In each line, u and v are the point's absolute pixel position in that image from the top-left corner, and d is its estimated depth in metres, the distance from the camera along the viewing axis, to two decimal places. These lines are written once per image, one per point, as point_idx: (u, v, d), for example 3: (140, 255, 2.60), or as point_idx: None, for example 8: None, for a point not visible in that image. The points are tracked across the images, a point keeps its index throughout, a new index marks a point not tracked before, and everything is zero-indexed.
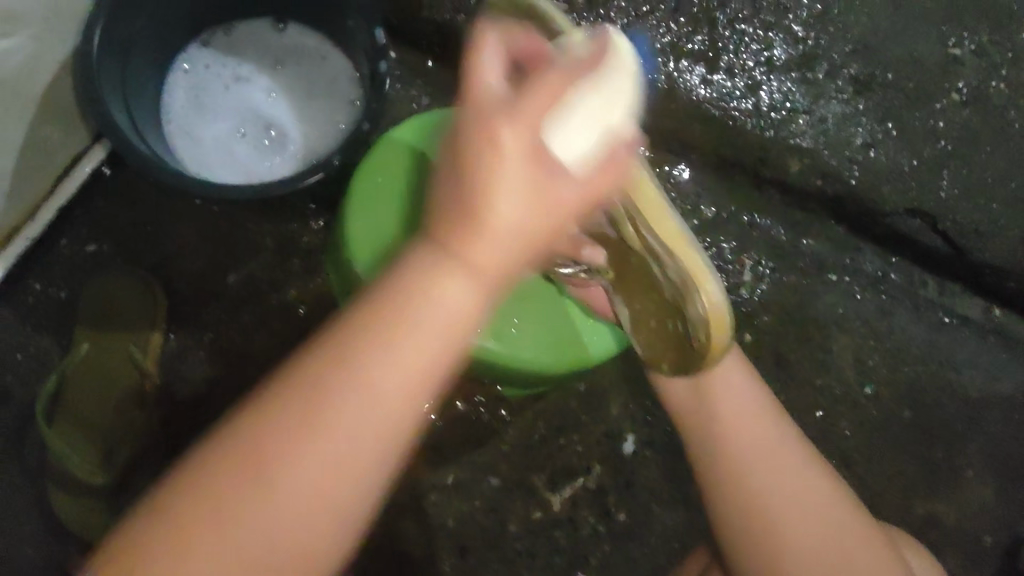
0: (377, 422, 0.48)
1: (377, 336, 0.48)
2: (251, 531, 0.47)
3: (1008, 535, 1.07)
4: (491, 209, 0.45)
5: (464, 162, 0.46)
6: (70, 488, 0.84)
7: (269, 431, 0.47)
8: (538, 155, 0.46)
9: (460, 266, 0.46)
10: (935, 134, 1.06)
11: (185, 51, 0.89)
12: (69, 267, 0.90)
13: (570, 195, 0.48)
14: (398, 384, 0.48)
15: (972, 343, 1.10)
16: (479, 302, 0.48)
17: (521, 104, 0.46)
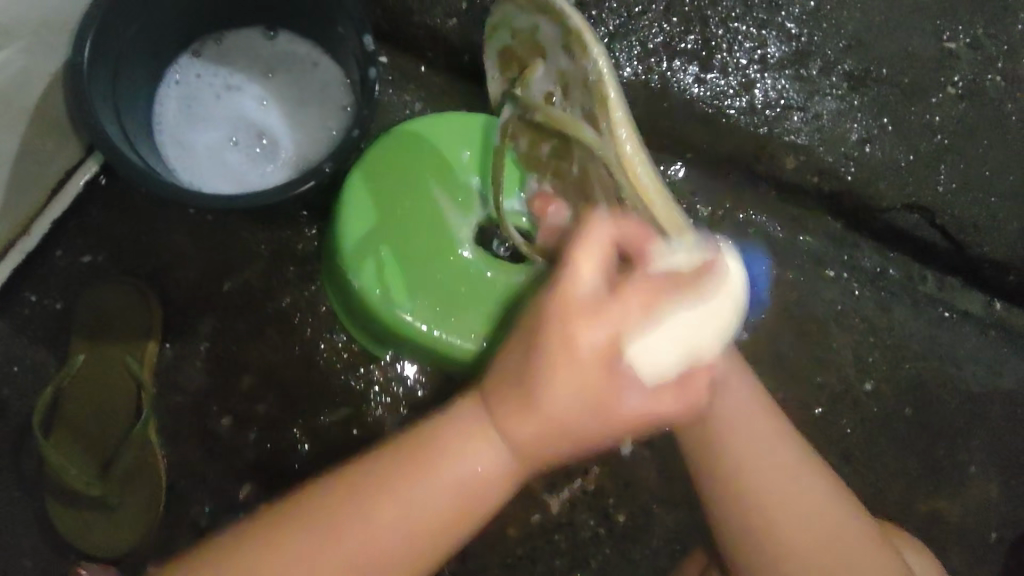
0: (446, 500, 0.62)
1: (414, 490, 0.62)
2: (317, 564, 0.60)
3: (1012, 531, 1.07)
4: (549, 399, 0.57)
5: (546, 362, 0.57)
6: (66, 498, 0.85)
7: (330, 492, 0.62)
8: (614, 339, 0.56)
9: (566, 361, 0.56)
10: (931, 128, 1.06)
11: (177, 61, 0.89)
12: (65, 278, 0.90)
13: (633, 408, 0.58)
14: (450, 488, 0.62)
15: (973, 338, 1.09)
16: (508, 467, 0.61)
17: (609, 310, 0.56)
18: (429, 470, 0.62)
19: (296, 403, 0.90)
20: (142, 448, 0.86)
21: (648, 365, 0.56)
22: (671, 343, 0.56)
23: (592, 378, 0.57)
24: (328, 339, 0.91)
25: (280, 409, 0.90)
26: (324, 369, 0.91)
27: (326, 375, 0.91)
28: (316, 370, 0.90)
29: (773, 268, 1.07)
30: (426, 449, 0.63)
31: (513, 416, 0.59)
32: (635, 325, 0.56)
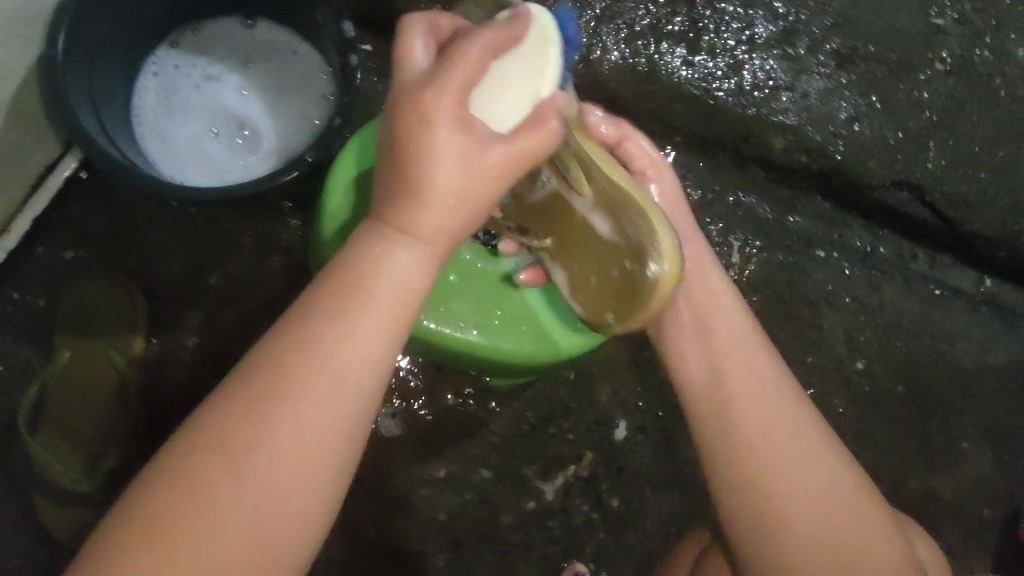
0: (360, 350, 0.51)
1: (332, 309, 0.52)
2: (240, 507, 0.48)
3: (1007, 506, 1.07)
4: (434, 178, 0.50)
5: (409, 148, 0.50)
6: (58, 496, 0.85)
7: (206, 435, 0.49)
8: (465, 56, 0.50)
9: (431, 135, 0.49)
10: (920, 106, 1.05)
11: (153, 52, 0.88)
12: (46, 275, 0.89)
13: (501, 149, 0.52)
14: (373, 310, 0.52)
15: (964, 314, 1.09)
16: (427, 260, 0.53)
17: (447, 74, 0.49)
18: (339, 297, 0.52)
19: None
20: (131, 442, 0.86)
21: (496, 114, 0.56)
22: (507, 90, 0.57)
23: (466, 146, 0.50)
24: None
25: None
26: None
27: None
28: None
29: (764, 249, 1.06)
30: (341, 276, 0.53)
31: (408, 207, 0.51)
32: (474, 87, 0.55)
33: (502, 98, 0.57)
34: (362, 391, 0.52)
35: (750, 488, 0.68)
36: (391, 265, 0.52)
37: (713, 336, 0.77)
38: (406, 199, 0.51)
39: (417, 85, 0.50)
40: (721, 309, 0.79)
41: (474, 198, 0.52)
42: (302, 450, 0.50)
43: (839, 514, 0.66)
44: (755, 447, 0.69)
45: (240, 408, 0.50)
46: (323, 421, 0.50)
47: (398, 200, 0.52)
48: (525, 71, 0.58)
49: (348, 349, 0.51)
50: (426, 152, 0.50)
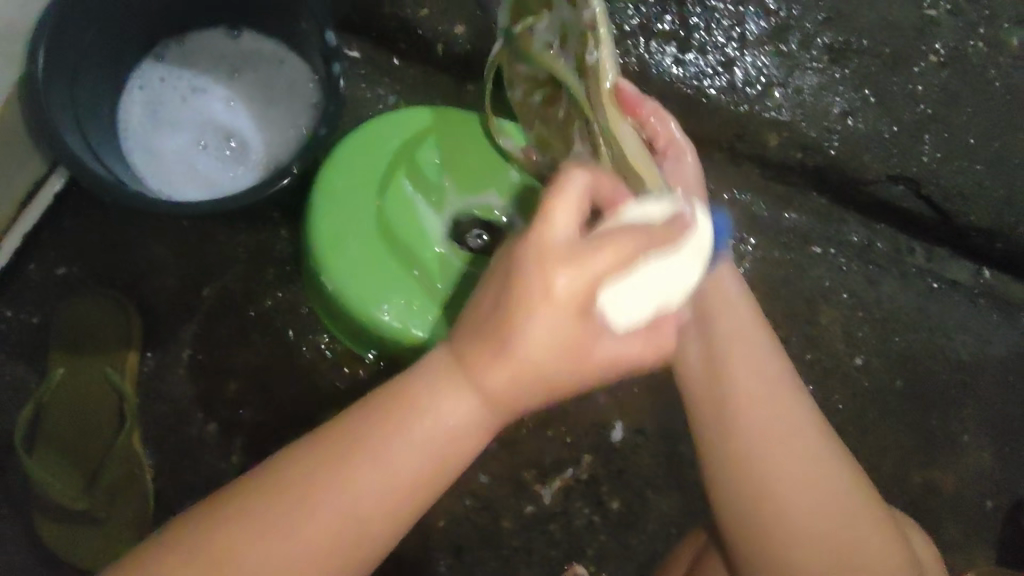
0: (419, 451, 0.56)
1: (401, 420, 0.56)
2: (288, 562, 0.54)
3: (1009, 498, 1.06)
4: (519, 352, 0.53)
5: (516, 312, 0.52)
6: (57, 514, 0.85)
7: (252, 497, 0.55)
8: (578, 276, 0.51)
9: (540, 304, 0.52)
10: (914, 98, 1.04)
11: (139, 65, 0.87)
12: (40, 292, 0.90)
13: (603, 358, 0.55)
14: (430, 436, 0.56)
15: (962, 307, 1.09)
16: (481, 415, 0.56)
17: (584, 260, 0.52)
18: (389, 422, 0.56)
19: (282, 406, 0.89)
20: (128, 459, 0.85)
21: (622, 319, 0.54)
22: (641, 288, 0.54)
23: (568, 327, 0.53)
24: (311, 341, 0.90)
25: (266, 413, 0.89)
26: (309, 370, 0.90)
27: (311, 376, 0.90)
28: (301, 372, 0.90)
29: (758, 248, 1.06)
30: (400, 401, 0.57)
31: (488, 355, 0.54)
32: (608, 276, 0.52)
33: (634, 300, 0.54)
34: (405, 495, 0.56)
35: (750, 498, 0.67)
36: (447, 407, 0.56)
37: (718, 334, 0.73)
38: (488, 348, 0.53)
39: (556, 245, 0.52)
40: (728, 304, 0.75)
41: (544, 375, 0.54)
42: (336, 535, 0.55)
43: (838, 523, 0.66)
44: (758, 454, 0.67)
45: (303, 485, 0.55)
46: (367, 512, 0.55)
47: (483, 348, 0.54)
48: (665, 278, 0.55)
49: (418, 446, 0.56)
50: (525, 322, 0.52)
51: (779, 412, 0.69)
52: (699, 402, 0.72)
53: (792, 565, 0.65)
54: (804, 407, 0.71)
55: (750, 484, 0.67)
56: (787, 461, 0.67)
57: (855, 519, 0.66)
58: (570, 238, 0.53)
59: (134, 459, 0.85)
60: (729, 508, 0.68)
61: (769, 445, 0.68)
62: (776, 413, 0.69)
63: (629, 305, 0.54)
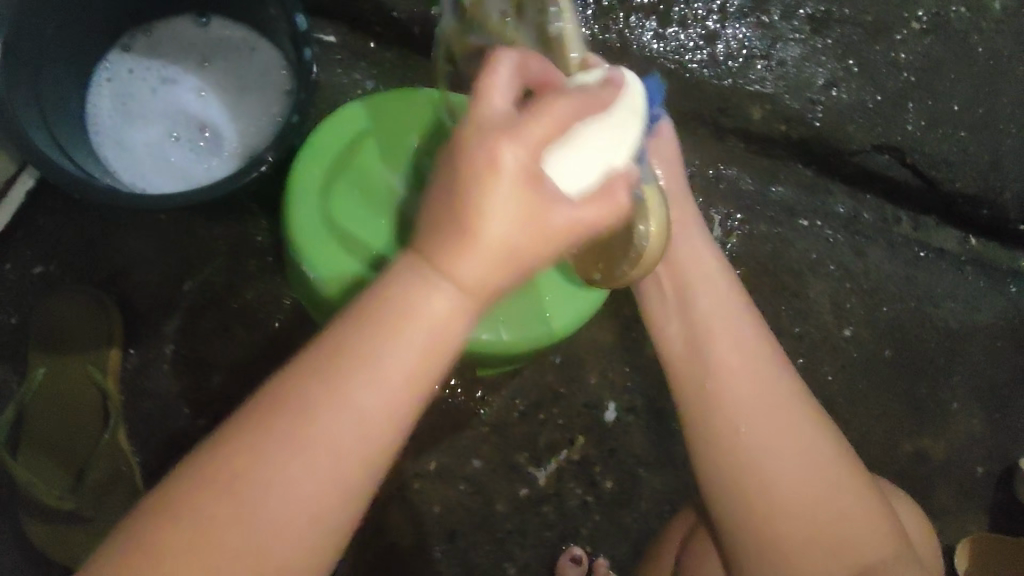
0: (392, 373, 0.48)
1: (364, 338, 0.48)
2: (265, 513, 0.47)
3: (1000, 463, 1.07)
4: (484, 231, 0.46)
5: (467, 184, 0.46)
6: (44, 515, 0.84)
7: (213, 462, 0.47)
8: (522, 142, 0.46)
9: (488, 173, 0.46)
10: (897, 66, 1.03)
11: (106, 57, 0.86)
12: (17, 292, 0.89)
13: (569, 224, 0.49)
14: (393, 359, 0.48)
15: (950, 275, 1.09)
16: (457, 313, 0.48)
17: (527, 128, 0.47)
18: (346, 353, 0.48)
19: None
20: (115, 457, 0.85)
21: (569, 178, 0.51)
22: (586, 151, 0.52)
23: (528, 202, 0.47)
24: (296, 332, 0.89)
25: None
26: (295, 360, 0.89)
27: (297, 367, 0.89)
28: (287, 363, 0.89)
29: (745, 222, 1.05)
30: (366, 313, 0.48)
31: (451, 245, 0.46)
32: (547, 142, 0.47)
33: (578, 163, 0.52)
34: (392, 424, 0.49)
35: (729, 475, 0.67)
36: (418, 312, 0.47)
37: (700, 308, 0.74)
38: (450, 238, 0.46)
39: (492, 120, 0.47)
40: (710, 278, 0.75)
41: (518, 261, 0.47)
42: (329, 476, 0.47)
43: (820, 496, 0.66)
44: (747, 440, 0.67)
45: (278, 419, 0.48)
46: (347, 452, 0.48)
47: (445, 233, 0.47)
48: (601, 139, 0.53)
49: (391, 364, 0.48)
50: (479, 198, 0.46)
51: (770, 398, 0.69)
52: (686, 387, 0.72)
53: (774, 543, 0.64)
54: (786, 378, 0.71)
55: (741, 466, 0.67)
56: (779, 443, 0.67)
57: (847, 505, 0.66)
58: (507, 111, 0.48)
59: (122, 457, 0.85)
60: (709, 487, 0.68)
61: (760, 429, 0.67)
62: (767, 399, 0.69)
63: (574, 172, 0.51)
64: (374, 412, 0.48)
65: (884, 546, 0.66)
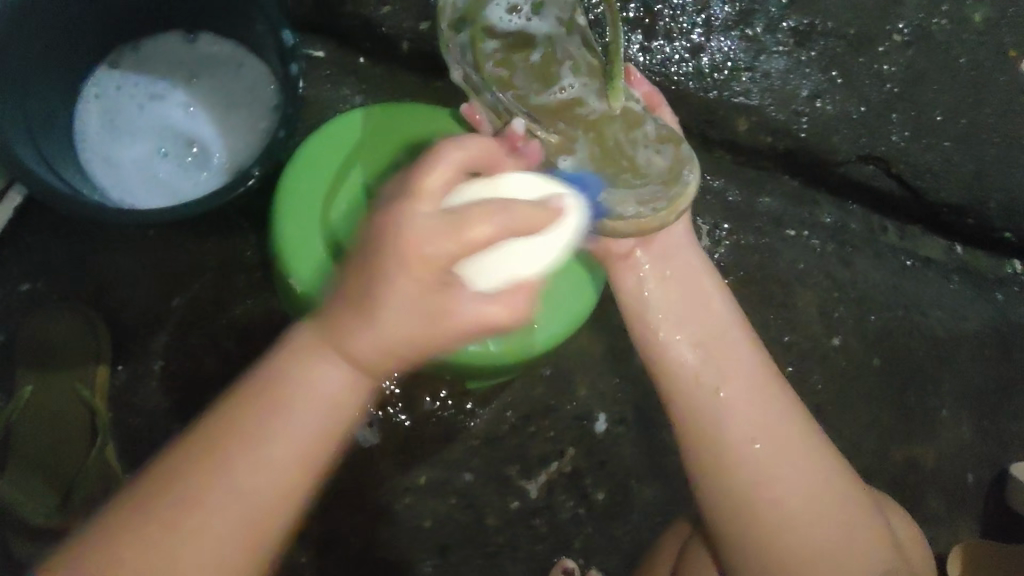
0: (310, 412, 0.56)
1: (294, 363, 0.56)
2: (193, 527, 0.53)
3: (990, 470, 1.07)
4: (386, 308, 0.52)
5: (380, 275, 0.52)
6: (35, 534, 0.82)
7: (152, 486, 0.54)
8: (456, 242, 0.51)
9: (396, 272, 0.51)
10: (881, 78, 1.04)
11: (93, 74, 0.86)
12: (3, 310, 0.89)
13: (469, 319, 0.54)
14: (309, 403, 0.56)
15: (937, 284, 1.10)
16: (357, 383, 0.56)
17: (454, 232, 0.51)
18: (265, 397, 0.56)
19: None
20: (102, 475, 0.84)
21: (480, 284, 0.56)
22: (502, 257, 0.57)
23: (427, 292, 0.52)
24: (286, 346, 0.89)
25: None
26: None
27: None
28: None
29: (732, 232, 1.06)
30: (273, 379, 0.56)
31: (354, 320, 0.53)
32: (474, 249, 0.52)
33: (496, 268, 0.57)
34: (313, 454, 0.56)
35: (736, 499, 0.67)
36: (318, 375, 0.55)
37: (703, 322, 0.76)
38: (355, 315, 0.53)
39: (421, 219, 0.52)
40: (709, 300, 0.77)
41: (414, 346, 0.54)
42: (257, 491, 0.55)
43: (817, 502, 0.66)
44: (748, 468, 0.68)
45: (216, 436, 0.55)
46: (287, 460, 0.55)
47: (348, 313, 0.54)
48: (540, 250, 0.58)
49: (311, 404, 0.56)
50: (386, 289, 0.52)
51: (768, 417, 0.70)
52: (680, 399, 0.73)
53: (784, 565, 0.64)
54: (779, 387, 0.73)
55: (749, 490, 0.67)
56: (783, 470, 0.67)
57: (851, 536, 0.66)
58: (440, 199, 0.54)
59: (108, 475, 0.84)
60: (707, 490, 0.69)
61: (767, 450, 0.68)
62: (766, 418, 0.70)
63: (491, 276, 0.56)
64: (309, 429, 0.56)
65: (871, 565, 0.65)
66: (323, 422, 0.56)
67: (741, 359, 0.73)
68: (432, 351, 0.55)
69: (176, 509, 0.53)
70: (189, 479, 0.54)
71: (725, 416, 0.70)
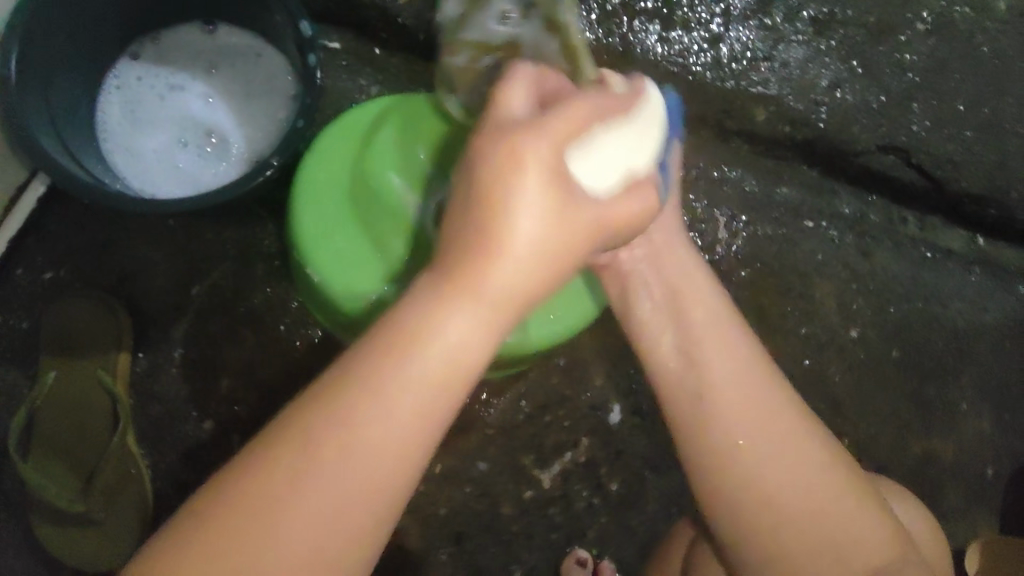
0: (433, 373, 0.50)
1: (419, 314, 0.51)
2: (305, 507, 0.48)
3: (1010, 465, 1.06)
4: (511, 233, 0.51)
5: (498, 194, 0.50)
6: (54, 517, 0.85)
7: (255, 466, 0.49)
8: (550, 144, 0.52)
9: (518, 178, 0.50)
10: (902, 67, 1.03)
11: (115, 65, 0.88)
12: (27, 297, 0.90)
13: (594, 217, 0.54)
14: (434, 361, 0.50)
15: (958, 276, 1.08)
16: (483, 331, 0.52)
17: (543, 125, 0.52)
18: (382, 364, 0.50)
19: (275, 401, 0.89)
20: (123, 461, 0.85)
21: (590, 181, 0.56)
22: (600, 153, 0.57)
23: (553, 199, 0.51)
24: (303, 334, 0.90)
25: (261, 408, 0.89)
26: (302, 363, 0.90)
27: (302, 370, 0.90)
28: (293, 366, 0.90)
29: (750, 223, 1.05)
30: (387, 341, 0.51)
31: (478, 259, 0.51)
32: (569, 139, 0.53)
33: (595, 167, 0.57)
34: (433, 417, 0.51)
35: (732, 491, 0.66)
36: (449, 329, 0.51)
37: (686, 308, 0.73)
38: (478, 251, 0.51)
39: (513, 122, 0.53)
40: (690, 278, 0.75)
41: (543, 266, 0.52)
42: (375, 464, 0.49)
43: (811, 498, 0.65)
44: (742, 462, 0.66)
45: (323, 408, 0.50)
46: (405, 433, 0.50)
47: (472, 252, 0.51)
48: (623, 146, 0.59)
49: (434, 364, 0.51)
50: (506, 208, 0.50)
51: (762, 405, 0.68)
52: (667, 392, 0.71)
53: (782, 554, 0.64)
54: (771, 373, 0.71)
55: (745, 482, 0.66)
56: (778, 460, 0.66)
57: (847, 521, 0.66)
58: (524, 112, 0.56)
59: (129, 461, 0.86)
60: (700, 484, 0.68)
61: (761, 440, 0.67)
62: (759, 405, 0.68)
63: (597, 171, 0.57)
64: (425, 393, 0.50)
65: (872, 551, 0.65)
66: (441, 382, 0.51)
67: (732, 345, 0.71)
68: (555, 278, 0.53)
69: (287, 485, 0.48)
70: (296, 453, 0.49)
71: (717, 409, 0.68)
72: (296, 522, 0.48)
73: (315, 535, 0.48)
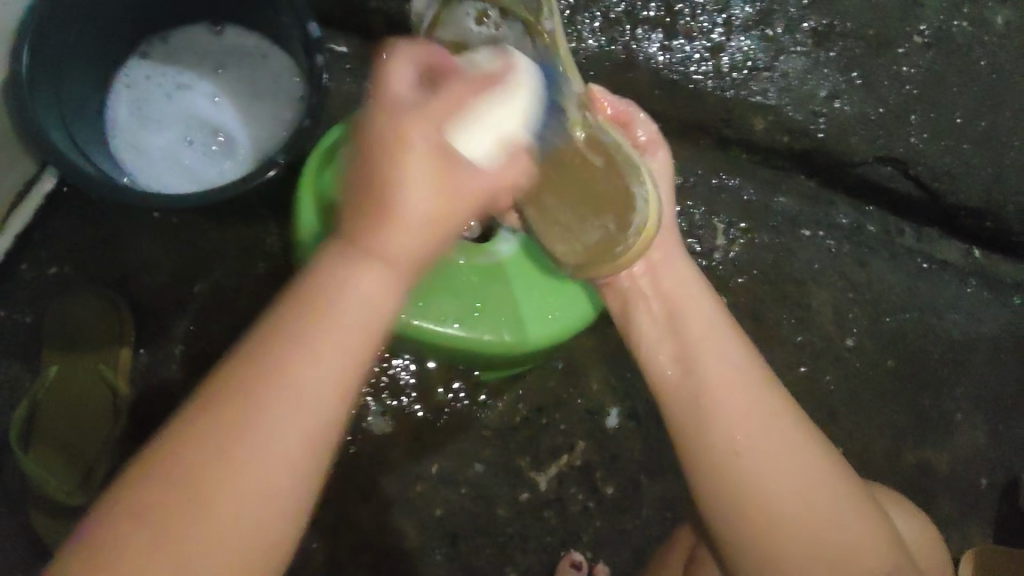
0: (347, 345, 0.48)
1: (320, 291, 0.48)
2: (220, 499, 0.45)
3: (1004, 476, 1.07)
4: (403, 206, 0.47)
5: (384, 163, 0.47)
6: (50, 508, 0.86)
7: (157, 470, 0.46)
8: (436, 120, 0.48)
9: (404, 152, 0.47)
10: (900, 80, 1.04)
11: (124, 64, 0.89)
12: (32, 292, 0.91)
13: (484, 186, 0.51)
14: (349, 331, 0.48)
15: (953, 287, 1.09)
16: (393, 292, 0.49)
17: (430, 108, 0.48)
18: (279, 338, 0.47)
19: None
20: None
21: (478, 152, 0.52)
22: (488, 130, 0.54)
23: (443, 178, 0.48)
24: None
25: None
26: None
27: None
28: None
29: (747, 231, 1.06)
30: (284, 320, 0.48)
31: (371, 227, 0.47)
32: (450, 116, 0.50)
33: (483, 139, 0.53)
34: (345, 392, 0.48)
35: (733, 500, 0.64)
36: (354, 294, 0.48)
37: (682, 322, 0.72)
38: (371, 219, 0.47)
39: (399, 97, 0.48)
40: (691, 294, 0.74)
41: (441, 222, 0.49)
42: (286, 451, 0.46)
43: (816, 516, 0.63)
44: (749, 474, 0.64)
45: (227, 391, 0.47)
46: (315, 400, 0.47)
47: (364, 222, 0.47)
48: (536, 132, 0.56)
49: (343, 334, 0.48)
50: (394, 175, 0.47)
51: (761, 414, 0.66)
52: (667, 401, 0.70)
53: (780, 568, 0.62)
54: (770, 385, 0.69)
55: (749, 493, 0.63)
56: (787, 473, 0.64)
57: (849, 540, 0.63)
58: (415, 84, 0.49)
59: None
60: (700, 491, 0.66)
61: (763, 450, 0.64)
62: (756, 411, 0.66)
63: (481, 143, 0.53)
64: (337, 366, 0.47)
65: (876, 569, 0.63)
66: (353, 346, 0.48)
67: (727, 353, 0.70)
68: (456, 232, 0.50)
69: (199, 486, 0.45)
70: (195, 444, 0.46)
71: (715, 414, 0.67)
72: (213, 512, 0.45)
73: (250, 520, 0.45)
